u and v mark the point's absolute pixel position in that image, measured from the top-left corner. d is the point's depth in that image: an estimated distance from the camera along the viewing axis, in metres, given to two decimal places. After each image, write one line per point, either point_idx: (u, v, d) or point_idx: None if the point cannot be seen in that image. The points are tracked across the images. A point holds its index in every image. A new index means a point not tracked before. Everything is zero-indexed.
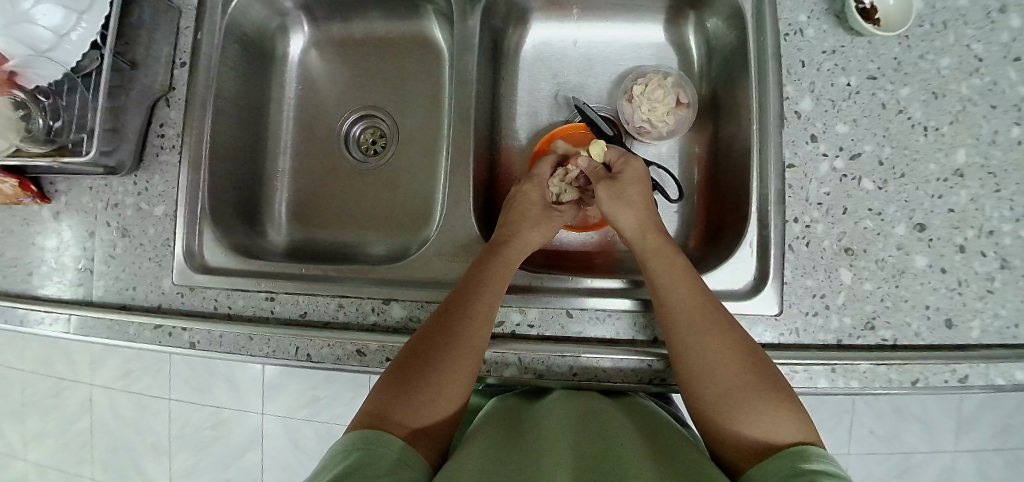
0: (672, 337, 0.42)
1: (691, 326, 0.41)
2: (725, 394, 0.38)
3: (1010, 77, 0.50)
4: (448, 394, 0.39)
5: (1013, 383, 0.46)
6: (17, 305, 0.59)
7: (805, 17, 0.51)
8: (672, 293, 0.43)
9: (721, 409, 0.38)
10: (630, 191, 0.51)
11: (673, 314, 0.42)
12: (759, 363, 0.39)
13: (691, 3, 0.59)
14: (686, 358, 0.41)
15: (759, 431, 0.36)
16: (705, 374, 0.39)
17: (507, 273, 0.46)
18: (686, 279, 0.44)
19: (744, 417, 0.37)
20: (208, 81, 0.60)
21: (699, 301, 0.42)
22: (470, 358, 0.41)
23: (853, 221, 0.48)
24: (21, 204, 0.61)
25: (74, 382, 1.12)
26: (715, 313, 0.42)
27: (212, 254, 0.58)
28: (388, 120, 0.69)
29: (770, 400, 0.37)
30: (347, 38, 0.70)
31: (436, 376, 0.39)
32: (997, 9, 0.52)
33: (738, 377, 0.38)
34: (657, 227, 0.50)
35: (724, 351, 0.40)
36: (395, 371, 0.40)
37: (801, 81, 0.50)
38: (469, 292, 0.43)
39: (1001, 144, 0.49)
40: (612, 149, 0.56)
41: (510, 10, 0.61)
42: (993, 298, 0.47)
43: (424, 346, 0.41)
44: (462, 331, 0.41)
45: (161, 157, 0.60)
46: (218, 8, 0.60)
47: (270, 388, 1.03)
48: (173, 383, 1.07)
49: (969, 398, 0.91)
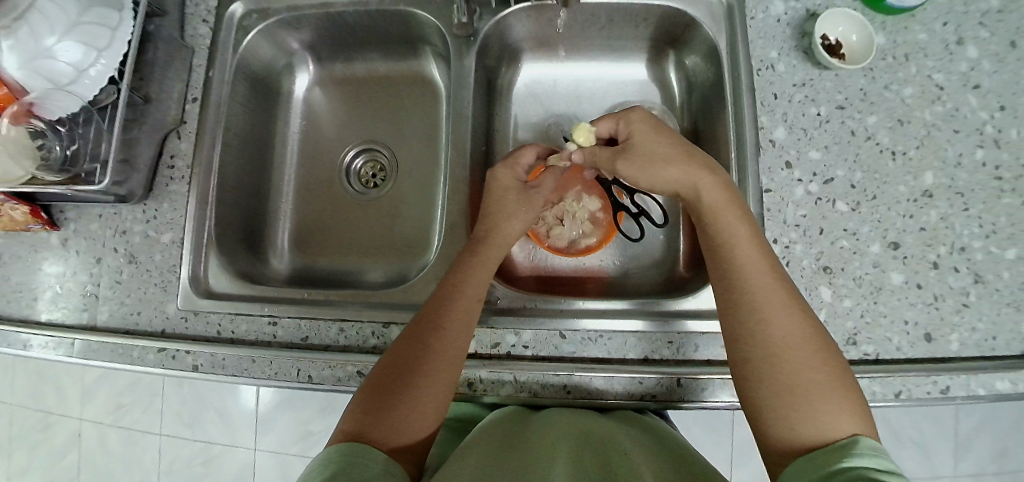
0: (736, 315, 0.39)
1: (759, 307, 0.38)
2: (784, 383, 0.35)
3: (971, 103, 0.54)
4: (429, 404, 0.40)
5: (995, 394, 0.47)
6: (21, 330, 0.61)
7: (776, 53, 0.55)
8: (742, 269, 0.40)
9: (778, 398, 0.35)
10: (676, 158, 0.46)
11: (741, 293, 0.39)
12: (823, 354, 0.37)
13: (672, 42, 0.64)
14: (748, 340, 0.38)
15: (815, 426, 0.34)
16: (767, 360, 0.36)
17: (483, 274, 0.48)
18: (755, 256, 0.41)
19: (801, 409, 0.34)
20: (218, 115, 0.63)
21: (768, 280, 0.39)
22: (451, 364, 0.42)
23: (829, 241, 0.51)
24: (31, 230, 0.63)
25: (62, 416, 1.11)
26: (783, 295, 0.39)
27: (217, 279, 0.60)
28: (387, 154, 0.73)
29: (829, 395, 0.34)
30: (348, 77, 0.74)
31: (417, 385, 0.40)
32: (954, 41, 0.56)
33: (800, 365, 0.36)
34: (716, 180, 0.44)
35: (791, 336, 0.37)
36: (378, 383, 0.41)
37: (774, 112, 0.54)
38: (444, 300, 0.45)
39: (967, 166, 0.53)
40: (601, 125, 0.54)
41: (503, 51, 0.65)
42: (969, 311, 0.49)
43: (407, 356, 0.42)
44: (443, 338, 0.43)
45: (170, 188, 0.62)
46: (230, 47, 0.64)
47: (264, 422, 1.03)
48: (162, 419, 1.07)
49: (966, 419, 0.92)
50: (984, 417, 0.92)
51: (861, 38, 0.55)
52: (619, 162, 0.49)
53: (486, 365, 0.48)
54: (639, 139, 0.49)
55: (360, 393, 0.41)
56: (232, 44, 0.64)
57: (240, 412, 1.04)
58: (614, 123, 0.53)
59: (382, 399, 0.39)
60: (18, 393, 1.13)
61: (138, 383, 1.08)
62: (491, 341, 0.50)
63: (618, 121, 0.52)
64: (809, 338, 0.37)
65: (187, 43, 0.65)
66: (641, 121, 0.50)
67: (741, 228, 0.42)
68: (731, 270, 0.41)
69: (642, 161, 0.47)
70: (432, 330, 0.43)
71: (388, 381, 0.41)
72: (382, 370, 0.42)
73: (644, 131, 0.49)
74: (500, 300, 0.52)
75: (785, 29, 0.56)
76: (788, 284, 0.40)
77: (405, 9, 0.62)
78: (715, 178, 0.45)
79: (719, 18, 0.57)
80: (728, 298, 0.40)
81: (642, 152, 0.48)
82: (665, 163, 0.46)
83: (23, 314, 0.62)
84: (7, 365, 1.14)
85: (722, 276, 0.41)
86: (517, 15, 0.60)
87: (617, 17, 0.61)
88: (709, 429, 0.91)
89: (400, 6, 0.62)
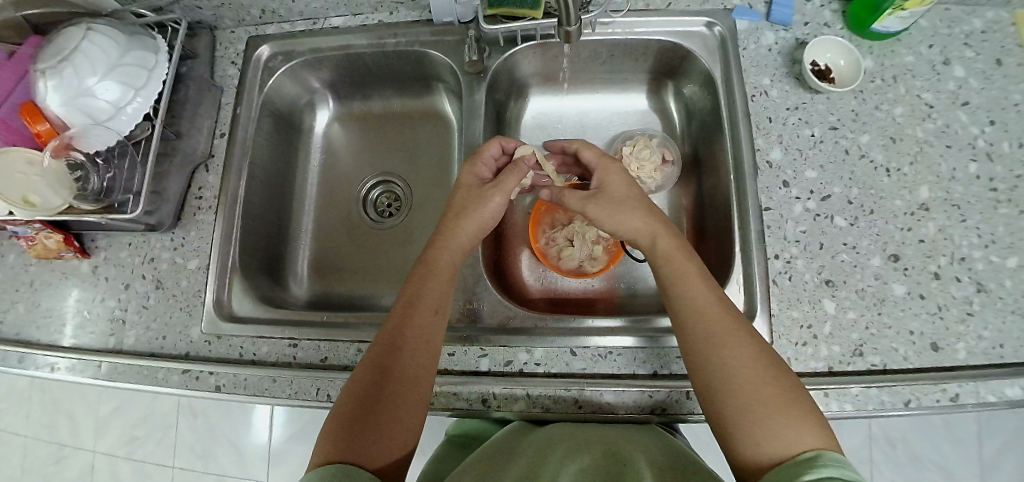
0: (691, 346, 0.41)
1: (711, 335, 0.40)
2: (745, 404, 0.37)
3: (961, 119, 0.57)
4: (404, 421, 0.43)
5: (1006, 401, 0.47)
6: (40, 351, 0.61)
7: (769, 80, 0.59)
8: (691, 300, 0.43)
9: (742, 419, 0.36)
10: (641, 207, 0.50)
11: (693, 324, 0.42)
12: (777, 373, 0.38)
13: (669, 74, 0.68)
14: (705, 368, 0.40)
15: (780, 443, 0.34)
16: (725, 384, 0.38)
17: (438, 285, 0.49)
18: (703, 287, 0.43)
19: (764, 429, 0.35)
20: (245, 148, 0.67)
21: (716, 308, 0.42)
22: (420, 380, 0.45)
23: (830, 255, 0.53)
24: (61, 259, 0.65)
25: (74, 449, 1.12)
26: (732, 322, 0.41)
27: (239, 303, 0.61)
28: (402, 185, 0.76)
29: (790, 411, 0.36)
30: (366, 113, 0.79)
31: (390, 405, 0.42)
32: (941, 62, 0.59)
33: (757, 385, 0.37)
34: (665, 228, 0.48)
35: (744, 359, 0.39)
36: (348, 409, 0.42)
37: (769, 135, 0.57)
38: (408, 318, 0.47)
39: (961, 180, 0.55)
40: (592, 156, 0.56)
41: (512, 86, 0.69)
42: (974, 320, 0.50)
43: (374, 378, 0.44)
44: (405, 357, 0.45)
45: (198, 216, 0.65)
46: (257, 87, 0.69)
47: (275, 455, 1.05)
48: (176, 448, 1.08)
49: (989, 439, 0.91)
50: (1007, 437, 0.90)
51: (848, 64, 0.58)
52: (591, 205, 0.51)
53: (499, 381, 0.50)
54: (612, 183, 0.52)
55: (332, 420, 0.42)
56: (260, 84, 0.69)
57: (249, 448, 1.06)
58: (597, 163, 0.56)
59: (355, 423, 0.41)
60: (30, 427, 1.14)
61: (154, 416, 1.10)
62: (504, 358, 0.51)
63: (600, 163, 0.55)
64: (759, 361, 0.39)
65: (219, 83, 0.70)
66: (618, 173, 0.53)
67: (690, 266, 0.45)
68: (682, 304, 0.43)
69: (609, 206, 0.50)
70: (393, 351, 0.45)
71: (359, 406, 0.42)
72: (352, 395, 0.43)
73: (620, 176, 0.53)
74: (512, 319, 0.54)
75: (777, 55, 0.60)
76: (735, 311, 0.43)
77: (418, 49, 0.66)
78: (668, 226, 0.49)
79: (714, 49, 0.61)
80: (681, 331, 0.43)
81: (614, 200, 0.50)
82: (624, 208, 0.49)
83: (43, 341, 0.63)
84: (20, 398, 1.15)
85: (674, 310, 0.44)
86: (524, 52, 0.64)
87: (618, 51, 0.65)
88: (722, 455, 0.91)
89: (414, 46, 0.66)
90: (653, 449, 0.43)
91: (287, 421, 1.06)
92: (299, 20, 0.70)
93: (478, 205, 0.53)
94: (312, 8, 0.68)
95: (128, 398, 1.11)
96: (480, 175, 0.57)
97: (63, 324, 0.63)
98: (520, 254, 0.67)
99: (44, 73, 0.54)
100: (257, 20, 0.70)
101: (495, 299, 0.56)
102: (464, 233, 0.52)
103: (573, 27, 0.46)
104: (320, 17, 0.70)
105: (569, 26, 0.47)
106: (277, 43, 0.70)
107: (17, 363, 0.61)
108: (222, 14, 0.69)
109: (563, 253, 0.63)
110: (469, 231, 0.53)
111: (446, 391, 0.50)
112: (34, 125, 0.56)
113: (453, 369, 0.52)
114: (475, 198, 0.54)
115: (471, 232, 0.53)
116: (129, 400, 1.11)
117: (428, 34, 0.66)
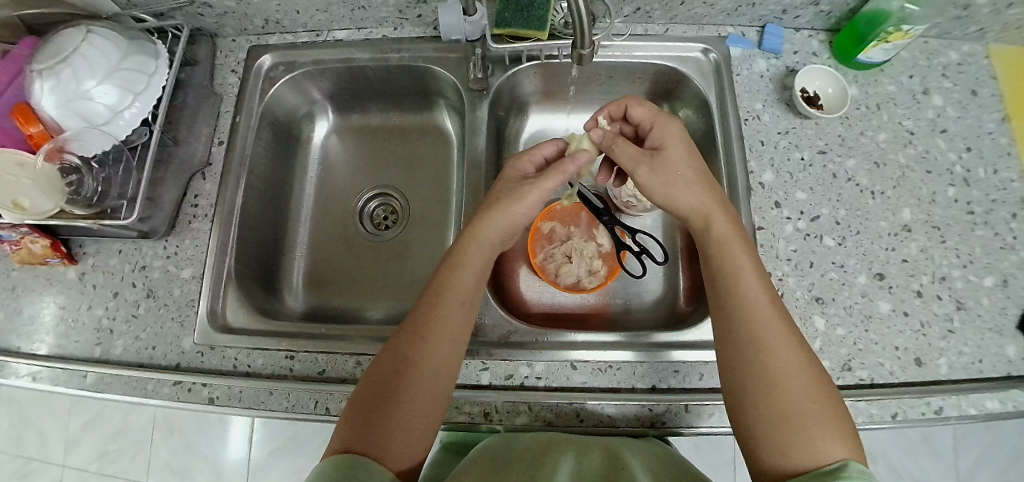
0: (732, 344, 0.41)
1: (760, 336, 0.40)
2: (783, 410, 0.37)
3: (940, 145, 0.60)
4: (418, 414, 0.41)
5: (986, 414, 0.49)
6: (18, 359, 0.59)
7: (761, 105, 0.62)
8: (746, 299, 0.42)
9: (773, 424, 0.37)
10: (698, 180, 0.47)
11: (739, 324, 0.41)
12: (818, 384, 0.39)
13: (665, 96, 0.70)
14: (748, 370, 0.39)
15: (810, 452, 0.35)
16: (767, 388, 0.38)
17: (463, 274, 0.48)
18: (759, 285, 0.43)
19: (798, 438, 0.36)
20: (243, 157, 0.67)
21: (769, 309, 0.42)
22: (442, 372, 0.44)
23: (819, 273, 0.55)
24: (47, 264, 0.63)
25: (41, 464, 1.07)
26: (783, 325, 0.41)
27: (235, 314, 0.60)
28: (400, 198, 0.77)
29: (825, 423, 0.36)
30: (366, 126, 0.79)
31: (404, 398, 0.41)
32: (921, 91, 0.62)
33: (800, 393, 0.38)
34: (724, 211, 0.47)
35: (790, 365, 0.39)
36: (368, 397, 0.42)
37: (762, 157, 0.59)
38: (427, 308, 0.46)
39: (941, 203, 0.57)
40: (642, 110, 0.53)
41: (512, 104, 0.71)
42: (955, 337, 0.52)
43: (393, 366, 0.43)
44: (424, 344, 0.44)
45: (193, 225, 0.64)
46: (258, 96, 0.69)
47: (257, 469, 1.03)
48: (151, 464, 1.05)
49: (966, 454, 0.94)
50: (983, 454, 0.93)
51: (836, 91, 0.61)
52: (643, 167, 0.48)
53: (501, 395, 0.50)
54: (671, 145, 0.50)
55: (351, 406, 0.43)
56: (261, 93, 0.69)
57: (229, 464, 1.03)
58: (651, 121, 0.53)
59: (373, 411, 0.41)
60: None
61: (129, 430, 1.06)
62: (505, 372, 0.52)
63: (655, 120, 0.52)
64: (804, 370, 0.39)
65: (219, 92, 0.69)
66: (676, 133, 0.50)
67: (747, 260, 0.44)
68: (735, 299, 0.42)
69: (664, 178, 0.47)
70: (414, 341, 0.44)
71: (375, 396, 0.42)
72: (372, 382, 0.43)
73: (677, 139, 0.50)
74: (511, 333, 0.55)
75: (768, 82, 0.63)
76: (790, 319, 0.42)
77: (422, 65, 0.68)
78: (725, 208, 0.47)
79: (709, 75, 0.64)
80: (727, 326, 0.42)
81: (670, 167, 0.48)
82: (677, 186, 0.47)
83: (23, 350, 0.60)
84: None
85: (722, 304, 0.43)
86: (526, 71, 0.66)
87: (617, 73, 0.67)
88: (710, 472, 0.91)
89: (418, 61, 0.67)
90: (649, 453, 0.44)
91: (269, 437, 1.04)
92: (302, 31, 0.71)
93: (512, 198, 0.51)
94: (317, 20, 0.68)
95: (101, 412, 1.07)
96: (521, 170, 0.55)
97: (45, 333, 0.60)
98: (519, 269, 0.67)
99: (41, 73, 0.53)
100: (259, 29, 0.71)
101: (496, 314, 0.56)
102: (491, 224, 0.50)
103: (587, 50, 0.47)
104: (323, 30, 0.70)
105: (583, 49, 0.47)
106: (279, 53, 0.70)
107: None
108: (225, 23, 0.69)
109: (559, 269, 0.65)
110: (500, 222, 0.50)
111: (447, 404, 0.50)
112: (26, 128, 0.53)
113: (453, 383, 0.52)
114: (504, 190, 0.52)
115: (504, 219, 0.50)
116: (104, 412, 1.07)
117: (431, 50, 0.67)
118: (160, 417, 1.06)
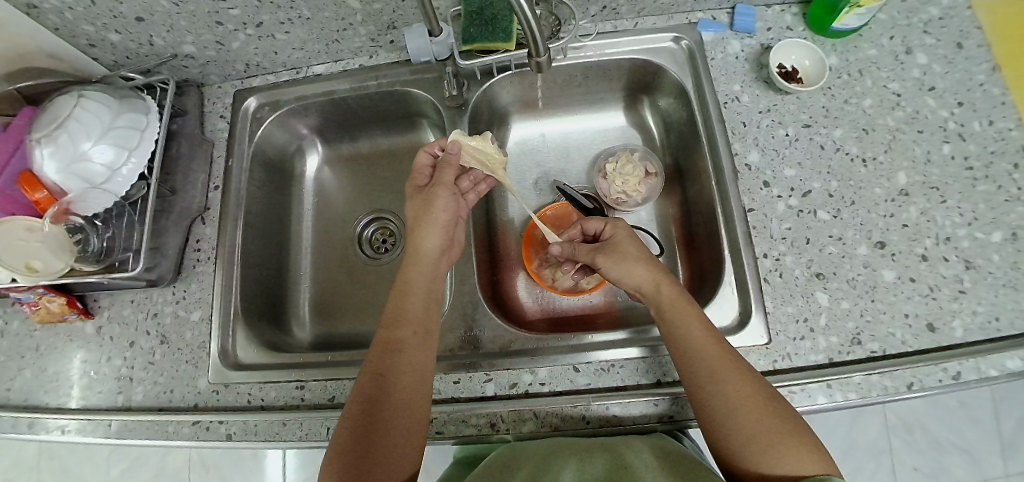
0: (694, 380, 0.42)
1: (713, 370, 0.41)
2: (750, 433, 0.38)
3: (929, 104, 0.59)
4: (402, 448, 0.43)
5: (1010, 374, 0.47)
6: (46, 414, 0.61)
7: (738, 87, 0.61)
8: (694, 341, 0.43)
9: (745, 450, 0.38)
10: (641, 255, 0.51)
11: (694, 362, 0.42)
12: (777, 405, 0.40)
13: (643, 90, 0.70)
14: (713, 404, 0.40)
15: (782, 470, 0.36)
16: (730, 419, 0.39)
17: (414, 301, 0.51)
18: (703, 329, 0.44)
19: (770, 460, 0.37)
20: (239, 198, 0.69)
21: (714, 347, 0.43)
22: (416, 404, 0.45)
23: (817, 249, 0.54)
24: (65, 321, 0.65)
25: None
26: (731, 359, 0.42)
27: (245, 350, 0.62)
28: (395, 220, 0.78)
29: (791, 441, 0.37)
30: (355, 153, 0.81)
31: (387, 438, 0.43)
32: (903, 51, 0.61)
33: (759, 418, 0.39)
34: (663, 271, 0.50)
35: (744, 392, 0.40)
36: (351, 443, 0.42)
37: (745, 138, 0.59)
38: (391, 347, 0.47)
39: (937, 163, 0.56)
40: (595, 221, 0.58)
41: (493, 116, 0.72)
42: (967, 297, 0.50)
43: (369, 410, 0.44)
44: (397, 382, 0.45)
45: (197, 268, 0.66)
46: (247, 138, 0.71)
47: None
48: None
49: (1008, 416, 0.90)
50: None
51: (813, 63, 0.61)
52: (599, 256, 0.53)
53: (506, 405, 0.50)
54: (617, 235, 0.54)
55: (332, 454, 0.43)
56: (249, 134, 0.71)
57: None
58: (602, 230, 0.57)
59: (359, 456, 0.41)
60: None
61: (166, 473, 1.09)
62: (509, 381, 0.52)
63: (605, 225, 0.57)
64: (759, 393, 0.40)
65: (210, 137, 0.72)
66: (620, 226, 0.56)
67: (689, 307, 0.46)
68: (685, 346, 0.44)
69: (616, 256, 0.51)
70: (382, 382, 0.45)
71: (355, 442, 0.42)
72: (348, 427, 0.43)
73: (625, 229, 0.55)
74: (513, 342, 0.55)
75: (744, 62, 0.63)
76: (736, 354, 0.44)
77: (400, 89, 0.69)
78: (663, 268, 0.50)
79: (683, 61, 0.64)
80: (682, 366, 0.43)
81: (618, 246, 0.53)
82: (627, 258, 0.51)
83: (50, 406, 0.62)
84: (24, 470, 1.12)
85: (677, 349, 0.44)
86: (501, 82, 0.67)
87: (593, 73, 0.68)
88: None
89: (396, 85, 0.69)
90: (658, 449, 0.43)
91: (303, 468, 1.05)
92: (283, 70, 0.73)
93: (430, 208, 0.56)
94: (295, 58, 0.71)
95: (138, 458, 1.10)
96: (421, 183, 0.60)
97: (69, 387, 0.62)
98: (517, 277, 0.68)
99: (39, 141, 0.55)
100: (242, 74, 0.73)
101: (496, 325, 0.57)
102: (427, 239, 0.55)
103: (542, 57, 0.48)
104: (302, 66, 0.73)
105: (540, 57, 0.48)
106: (264, 94, 0.73)
107: (26, 429, 0.61)
108: (209, 72, 0.71)
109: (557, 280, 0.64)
110: (433, 234, 0.55)
111: (454, 419, 0.51)
112: (31, 194, 0.56)
113: (459, 397, 0.52)
114: (420, 204, 0.57)
115: (433, 236, 0.55)
116: (141, 457, 1.10)
117: (407, 73, 0.69)
118: (196, 458, 1.09)
